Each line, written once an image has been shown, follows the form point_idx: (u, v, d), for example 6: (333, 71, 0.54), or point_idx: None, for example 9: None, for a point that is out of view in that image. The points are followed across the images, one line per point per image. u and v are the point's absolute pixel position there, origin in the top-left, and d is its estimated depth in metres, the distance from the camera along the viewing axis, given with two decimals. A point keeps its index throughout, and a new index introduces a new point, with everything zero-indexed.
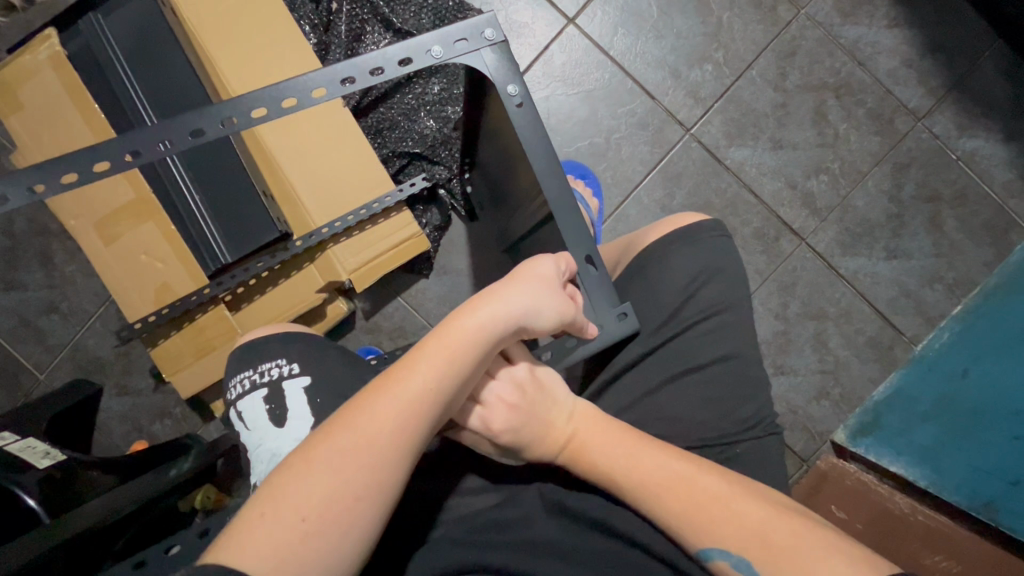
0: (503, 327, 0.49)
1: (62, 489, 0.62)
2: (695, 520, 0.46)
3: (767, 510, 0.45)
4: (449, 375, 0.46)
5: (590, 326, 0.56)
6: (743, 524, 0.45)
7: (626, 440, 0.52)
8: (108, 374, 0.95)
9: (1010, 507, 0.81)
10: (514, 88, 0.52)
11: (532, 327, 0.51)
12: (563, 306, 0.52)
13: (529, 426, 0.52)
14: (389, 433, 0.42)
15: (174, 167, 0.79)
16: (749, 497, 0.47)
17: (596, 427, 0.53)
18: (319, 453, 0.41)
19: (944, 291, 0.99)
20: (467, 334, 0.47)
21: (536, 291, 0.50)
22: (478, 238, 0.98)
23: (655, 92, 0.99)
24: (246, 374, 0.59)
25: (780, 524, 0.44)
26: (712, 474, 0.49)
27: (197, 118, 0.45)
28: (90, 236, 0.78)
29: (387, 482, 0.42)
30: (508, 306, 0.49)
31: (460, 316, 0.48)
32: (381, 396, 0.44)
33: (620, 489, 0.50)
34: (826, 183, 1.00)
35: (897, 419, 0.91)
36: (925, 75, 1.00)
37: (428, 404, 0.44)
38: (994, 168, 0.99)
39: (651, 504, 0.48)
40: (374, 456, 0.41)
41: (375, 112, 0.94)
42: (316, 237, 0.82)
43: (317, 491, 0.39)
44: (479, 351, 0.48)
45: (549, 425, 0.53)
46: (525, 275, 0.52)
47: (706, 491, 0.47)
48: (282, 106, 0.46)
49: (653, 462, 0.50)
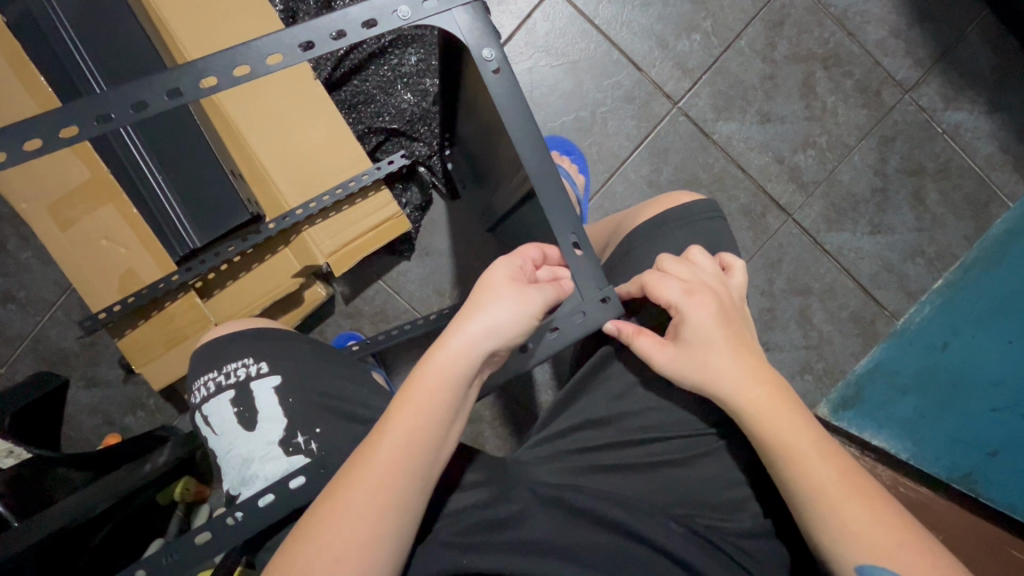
0: (472, 359, 0.44)
1: (26, 493, 0.58)
2: (867, 532, 0.44)
3: (906, 529, 0.44)
4: (424, 423, 0.43)
5: (563, 284, 0.49)
6: (912, 547, 0.43)
7: (806, 431, 0.48)
8: (74, 366, 0.90)
9: (987, 478, 0.80)
10: (490, 52, 0.47)
11: (505, 346, 0.45)
12: (536, 298, 0.46)
13: (693, 368, 0.50)
14: (365, 491, 0.40)
15: (130, 139, 0.72)
16: (891, 511, 0.45)
17: (774, 402, 0.49)
18: (304, 525, 0.40)
19: (925, 265, 1.00)
20: (437, 375, 0.44)
21: (501, 304, 0.45)
22: (459, 218, 0.95)
23: (642, 64, 0.95)
24: (210, 376, 0.55)
25: (918, 541, 0.44)
26: (872, 489, 0.46)
27: (137, 89, 0.39)
28: (43, 221, 0.71)
29: (374, 540, 0.39)
30: (471, 332, 0.44)
31: (427, 355, 0.45)
32: (357, 457, 0.42)
33: (787, 465, 0.47)
34: (813, 157, 0.99)
35: (877, 392, 0.93)
36: (913, 45, 0.98)
37: (420, 446, 0.42)
38: (977, 141, 0.99)
39: (825, 530, 0.45)
40: (353, 518, 0.39)
41: (349, 84, 0.89)
42: (289, 218, 0.78)
43: (304, 563, 0.38)
44: (454, 389, 0.44)
45: (716, 377, 0.50)
46: (486, 288, 0.46)
47: (879, 523, 0.44)
48: (235, 74, 0.40)
49: (822, 459, 0.47)
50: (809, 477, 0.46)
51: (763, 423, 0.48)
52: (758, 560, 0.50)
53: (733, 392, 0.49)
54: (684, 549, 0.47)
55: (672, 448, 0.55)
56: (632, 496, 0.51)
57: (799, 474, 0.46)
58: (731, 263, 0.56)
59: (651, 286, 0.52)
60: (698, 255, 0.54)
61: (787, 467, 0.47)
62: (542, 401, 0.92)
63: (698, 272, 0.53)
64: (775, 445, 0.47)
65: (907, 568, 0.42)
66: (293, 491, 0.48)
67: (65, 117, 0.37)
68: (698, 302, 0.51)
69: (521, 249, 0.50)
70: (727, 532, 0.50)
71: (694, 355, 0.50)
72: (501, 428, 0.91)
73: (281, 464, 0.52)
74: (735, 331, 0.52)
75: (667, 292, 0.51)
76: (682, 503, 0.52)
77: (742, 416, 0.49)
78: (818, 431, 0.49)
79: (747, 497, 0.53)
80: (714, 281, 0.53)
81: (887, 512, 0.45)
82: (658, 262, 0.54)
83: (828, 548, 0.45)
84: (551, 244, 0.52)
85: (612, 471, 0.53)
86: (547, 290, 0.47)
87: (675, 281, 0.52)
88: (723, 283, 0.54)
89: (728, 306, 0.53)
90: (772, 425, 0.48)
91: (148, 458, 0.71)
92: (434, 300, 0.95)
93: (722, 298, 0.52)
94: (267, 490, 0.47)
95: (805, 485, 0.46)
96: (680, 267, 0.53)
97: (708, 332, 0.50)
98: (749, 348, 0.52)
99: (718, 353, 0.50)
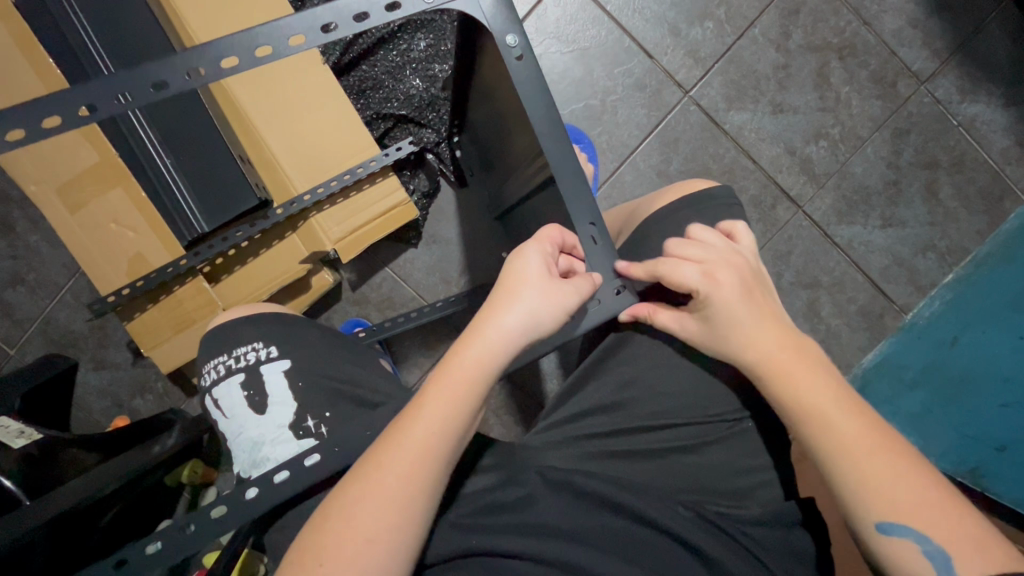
0: (506, 348, 0.45)
1: (38, 471, 0.57)
2: (899, 513, 0.42)
3: (947, 503, 0.43)
4: (455, 411, 0.43)
5: (592, 276, 0.47)
6: (951, 523, 0.42)
7: (839, 406, 0.47)
8: (83, 349, 0.91)
9: (994, 474, 0.80)
10: (513, 38, 0.45)
11: (537, 340, 0.46)
12: (566, 294, 0.45)
13: (724, 343, 0.50)
14: (397, 474, 0.40)
15: (137, 122, 0.72)
16: (932, 484, 0.44)
17: (803, 367, 0.49)
18: (334, 500, 0.40)
19: (936, 260, 0.99)
20: (472, 362, 0.44)
21: (537, 296, 0.45)
22: (467, 205, 0.95)
23: (653, 51, 0.94)
24: (219, 360, 0.56)
25: (961, 520, 0.42)
26: (911, 466, 0.44)
27: (159, 69, 0.38)
28: (51, 203, 0.71)
29: (403, 519, 0.40)
30: (504, 321, 0.44)
31: (461, 341, 0.45)
32: (387, 440, 0.42)
33: (819, 446, 0.46)
34: (825, 148, 0.98)
35: (885, 387, 0.93)
36: (930, 36, 0.97)
37: (448, 438, 0.42)
38: (994, 134, 0.98)
39: (850, 488, 0.44)
40: (385, 499, 0.40)
41: (357, 70, 0.88)
42: (297, 204, 0.78)
43: (336, 538, 0.38)
44: (485, 380, 0.44)
45: (748, 352, 0.50)
46: (519, 278, 0.46)
47: (915, 499, 0.43)
48: (257, 55, 0.39)
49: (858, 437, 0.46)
50: (832, 433, 0.46)
51: (785, 384, 0.48)
52: (763, 546, 0.49)
53: (759, 361, 0.49)
54: (694, 534, 0.47)
55: (688, 434, 0.55)
56: (642, 482, 0.51)
57: (819, 432, 0.46)
58: (734, 229, 0.56)
59: (669, 276, 0.49)
60: (701, 232, 0.53)
61: (810, 429, 0.47)
62: (548, 390, 0.92)
63: (709, 250, 0.52)
64: (804, 421, 0.47)
65: (930, 525, 0.42)
66: (309, 470, 0.47)
67: (80, 98, 0.37)
68: (721, 280, 0.50)
69: (548, 233, 0.48)
70: (737, 518, 0.50)
71: (721, 325, 0.50)
72: (506, 416, 0.91)
73: (292, 447, 0.52)
74: (760, 303, 0.52)
75: (687, 279, 0.49)
76: (692, 490, 0.52)
77: (778, 385, 0.49)
78: (845, 391, 0.48)
79: (755, 486, 0.54)
80: (728, 254, 0.52)
81: (912, 471, 0.44)
82: (666, 247, 0.52)
83: (857, 529, 0.44)
84: (572, 229, 0.50)
85: (624, 456, 0.54)
86: (581, 285, 0.46)
87: (692, 265, 0.50)
88: (737, 252, 0.53)
89: (750, 276, 0.52)
90: (790, 390, 0.48)
91: (156, 440, 0.73)
92: (441, 288, 0.95)
93: (742, 269, 0.52)
94: (284, 467, 0.47)
95: (827, 442, 0.46)
96: (689, 249, 0.51)
97: (732, 310, 0.50)
98: (775, 325, 0.51)
99: (747, 326, 0.50)
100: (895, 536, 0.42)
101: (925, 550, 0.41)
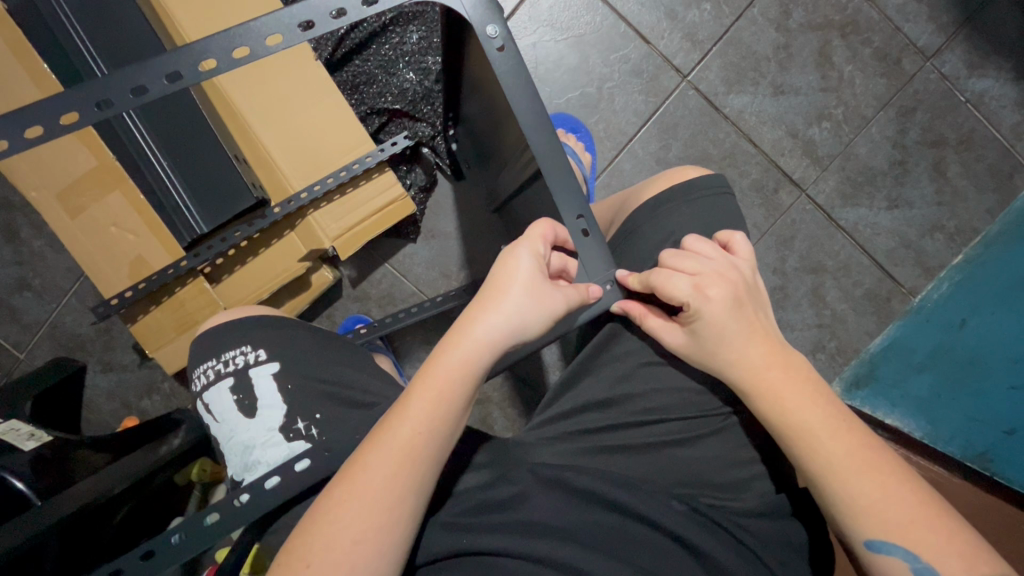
0: (490, 349, 0.44)
1: (52, 473, 0.58)
2: (880, 516, 0.43)
3: (925, 503, 0.43)
4: (440, 411, 0.43)
5: (587, 289, 0.47)
6: (935, 527, 0.42)
7: (820, 413, 0.47)
8: (90, 352, 0.92)
9: (1002, 459, 0.79)
10: (494, 29, 0.44)
11: (522, 341, 0.46)
12: (550, 298, 0.45)
13: (714, 348, 0.49)
14: (382, 476, 0.40)
15: (132, 122, 0.70)
16: (911, 486, 0.44)
17: (786, 372, 0.49)
18: (321, 505, 0.40)
19: (945, 241, 0.97)
20: (458, 364, 0.44)
21: (522, 296, 0.44)
22: (464, 199, 0.94)
23: (650, 36, 0.92)
24: (209, 364, 0.56)
25: (942, 524, 0.42)
26: (892, 471, 0.45)
27: (139, 72, 0.38)
28: (52, 208, 0.72)
29: (388, 524, 0.40)
30: (490, 322, 0.44)
31: (446, 343, 0.45)
32: (372, 443, 0.42)
33: (807, 447, 0.46)
34: (829, 130, 0.96)
35: (891, 372, 0.92)
36: (936, 10, 0.94)
37: (432, 443, 0.42)
38: (1003, 110, 0.95)
39: (839, 508, 0.44)
40: (370, 501, 0.40)
41: (350, 65, 0.88)
42: (294, 202, 0.78)
43: (324, 540, 0.39)
44: (471, 380, 0.44)
45: (735, 355, 0.49)
46: (505, 277, 0.45)
47: (896, 501, 0.43)
48: (235, 56, 0.39)
49: (843, 439, 0.46)
50: (818, 454, 0.46)
51: (774, 404, 0.48)
52: (760, 538, 0.49)
53: (748, 381, 0.49)
54: (689, 529, 0.47)
55: (680, 428, 0.54)
56: (634, 477, 0.51)
57: (805, 452, 0.46)
58: (731, 239, 0.54)
59: (661, 285, 0.48)
60: (697, 244, 0.51)
61: (798, 449, 0.47)
62: (550, 381, 0.92)
63: (706, 260, 0.50)
64: (791, 423, 0.47)
65: (919, 544, 0.41)
66: (300, 475, 0.48)
67: (62, 103, 0.37)
68: (711, 296, 0.49)
69: (535, 230, 0.47)
70: (732, 510, 0.50)
71: (709, 342, 0.50)
72: (510, 409, 0.92)
73: (282, 450, 0.52)
74: (752, 320, 0.50)
75: (680, 291, 0.48)
76: (687, 484, 0.52)
77: (763, 389, 0.48)
78: (832, 407, 0.48)
79: (752, 477, 0.53)
80: (725, 267, 0.50)
81: (899, 483, 0.44)
82: (661, 258, 0.51)
83: (847, 528, 0.44)
84: (561, 221, 0.49)
85: (618, 451, 0.53)
86: (570, 293, 0.46)
87: (684, 276, 0.49)
88: (733, 265, 0.51)
89: (744, 292, 0.50)
90: (775, 400, 0.48)
91: (163, 440, 0.72)
92: (441, 283, 0.95)
93: (736, 284, 0.50)
94: (274, 473, 0.48)
95: (815, 464, 0.46)
96: (684, 261, 0.50)
97: (723, 324, 0.49)
98: (759, 329, 0.50)
99: (735, 331, 0.49)
100: (887, 554, 0.42)
101: (915, 567, 0.41)
